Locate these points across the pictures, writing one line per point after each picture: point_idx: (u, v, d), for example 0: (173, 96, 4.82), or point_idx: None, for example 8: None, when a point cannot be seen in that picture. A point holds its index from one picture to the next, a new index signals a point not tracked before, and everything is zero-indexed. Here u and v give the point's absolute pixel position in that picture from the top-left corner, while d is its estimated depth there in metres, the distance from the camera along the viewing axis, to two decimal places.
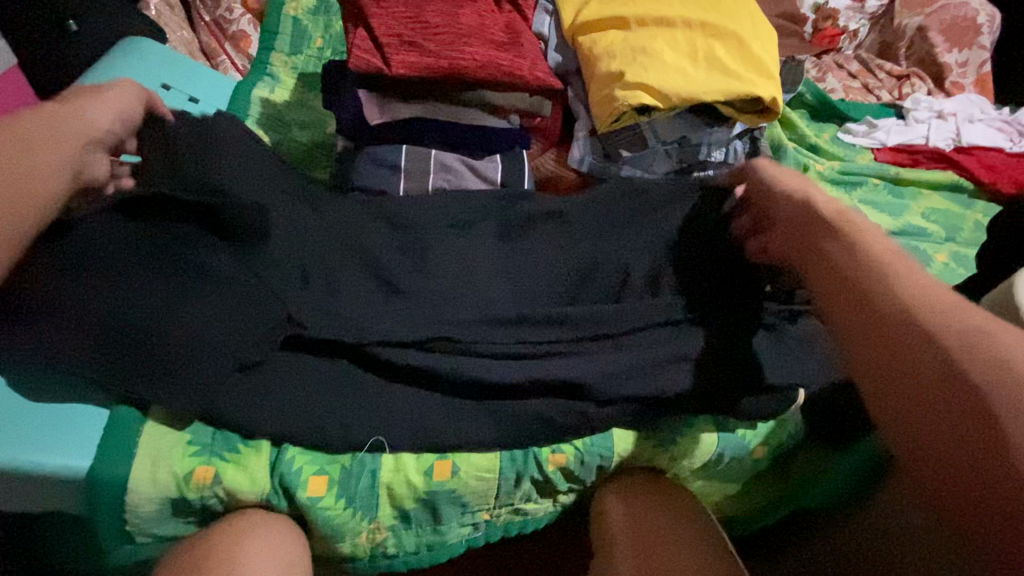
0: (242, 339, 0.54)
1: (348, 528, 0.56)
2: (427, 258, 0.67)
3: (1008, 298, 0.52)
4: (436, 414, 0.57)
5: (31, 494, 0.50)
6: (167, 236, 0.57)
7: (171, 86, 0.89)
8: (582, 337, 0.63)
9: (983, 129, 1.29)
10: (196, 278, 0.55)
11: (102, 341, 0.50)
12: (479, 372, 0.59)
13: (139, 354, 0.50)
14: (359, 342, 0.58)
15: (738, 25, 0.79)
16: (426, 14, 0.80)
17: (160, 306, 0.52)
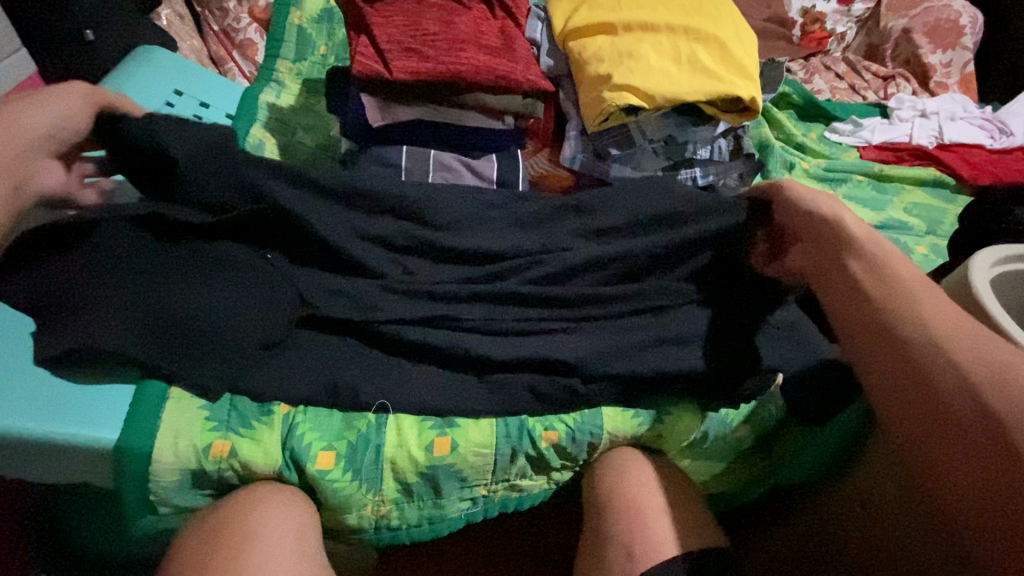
0: (258, 323, 0.59)
1: (354, 500, 0.60)
2: (437, 238, 0.69)
3: (963, 280, 0.56)
4: (435, 391, 0.62)
5: (62, 466, 0.54)
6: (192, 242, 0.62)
7: (182, 91, 0.94)
8: (573, 318, 0.68)
9: (965, 127, 1.33)
10: (219, 269, 0.61)
11: (128, 330, 0.55)
12: (475, 350, 0.64)
13: (172, 334, 0.56)
14: (366, 322, 0.63)
15: (719, 29, 0.84)
16: (424, 22, 0.85)
17: (185, 295, 0.57)
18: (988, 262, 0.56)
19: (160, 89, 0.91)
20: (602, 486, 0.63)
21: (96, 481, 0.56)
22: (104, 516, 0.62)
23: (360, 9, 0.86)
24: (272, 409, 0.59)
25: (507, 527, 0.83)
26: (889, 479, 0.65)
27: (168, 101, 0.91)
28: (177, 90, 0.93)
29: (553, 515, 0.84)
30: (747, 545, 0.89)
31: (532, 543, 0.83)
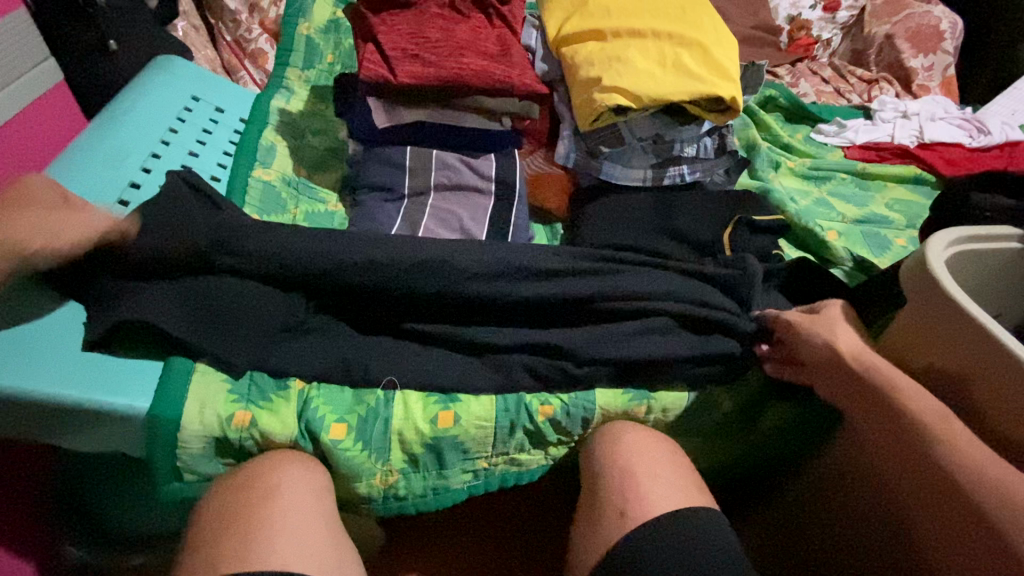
0: (281, 308, 0.65)
1: (365, 469, 0.65)
2: (443, 255, 0.68)
3: (921, 260, 0.61)
4: (438, 369, 0.67)
5: (101, 432, 0.60)
6: (212, 282, 0.64)
7: (200, 97, 1.00)
8: (567, 313, 0.72)
9: (944, 127, 1.39)
10: (237, 270, 0.65)
11: (178, 310, 0.62)
12: (475, 337, 0.69)
13: (207, 312, 0.62)
14: (384, 314, 0.69)
15: (702, 35, 0.89)
16: (426, 30, 0.91)
17: (220, 282, 0.64)
18: (945, 243, 0.61)
19: (179, 95, 0.97)
20: (595, 454, 0.68)
21: (131, 448, 0.62)
22: (135, 484, 0.68)
23: (366, 19, 0.92)
24: (289, 383, 0.64)
25: (509, 507, 0.87)
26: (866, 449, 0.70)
27: (186, 106, 0.97)
28: (195, 96, 0.99)
29: (552, 495, 0.88)
30: (737, 518, 0.94)
31: (532, 519, 0.87)
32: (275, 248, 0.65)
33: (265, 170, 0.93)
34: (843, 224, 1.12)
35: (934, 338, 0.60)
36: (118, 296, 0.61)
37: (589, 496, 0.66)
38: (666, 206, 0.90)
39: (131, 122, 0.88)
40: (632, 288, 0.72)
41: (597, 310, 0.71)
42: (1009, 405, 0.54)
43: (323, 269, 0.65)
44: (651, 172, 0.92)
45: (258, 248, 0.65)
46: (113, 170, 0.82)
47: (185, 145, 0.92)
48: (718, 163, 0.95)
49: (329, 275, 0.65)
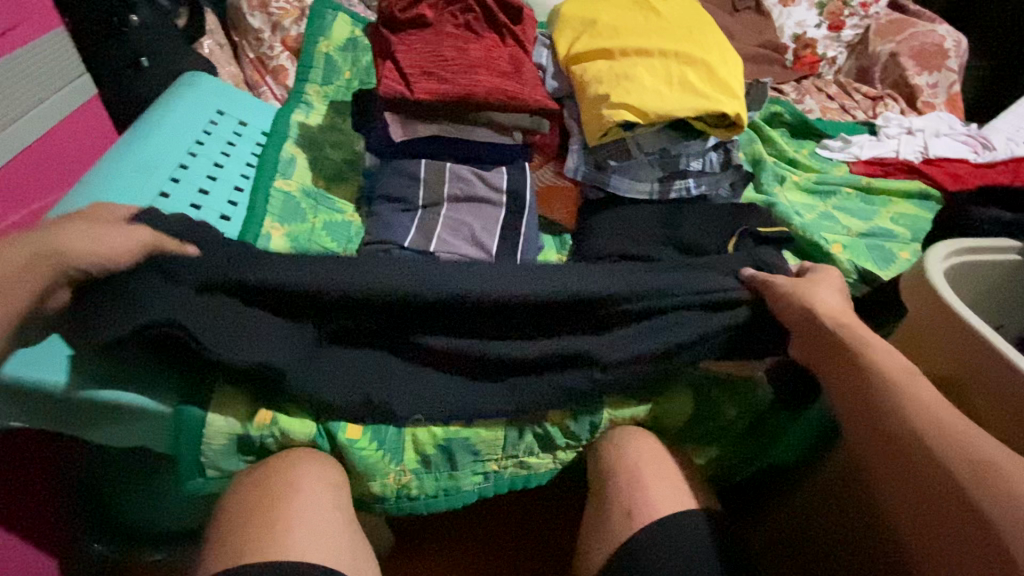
0: (292, 335, 0.65)
1: (379, 469, 0.67)
2: (450, 270, 0.68)
3: (919, 271, 0.62)
4: (450, 392, 0.68)
5: (134, 427, 0.63)
6: (234, 303, 0.63)
7: (224, 111, 1.05)
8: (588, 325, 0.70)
9: (949, 143, 1.41)
10: (253, 286, 0.64)
11: (202, 317, 0.59)
12: (492, 354, 0.68)
13: (221, 326, 0.60)
14: (406, 336, 0.69)
15: (707, 54, 0.93)
16: (441, 48, 0.95)
17: (237, 302, 0.63)
18: (943, 254, 0.63)
19: (205, 109, 1.01)
20: (604, 457, 0.70)
21: (158, 444, 0.65)
22: (154, 481, 0.71)
23: (384, 38, 0.97)
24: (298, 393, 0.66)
25: (516, 511, 0.89)
26: None
27: (212, 120, 1.02)
28: (220, 110, 1.04)
29: (562, 498, 0.90)
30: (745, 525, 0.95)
31: (542, 520, 0.88)
32: (282, 266, 0.65)
33: (285, 181, 0.97)
34: (848, 237, 1.14)
35: (930, 345, 0.62)
36: (133, 305, 0.57)
37: (596, 497, 0.68)
38: (676, 220, 0.92)
39: (161, 135, 0.93)
40: (654, 287, 0.71)
41: (609, 322, 0.70)
42: (1003, 409, 0.56)
43: (335, 282, 0.64)
44: (658, 185, 0.94)
45: (272, 269, 0.64)
46: (145, 179, 0.85)
47: (211, 156, 0.96)
48: (723, 177, 0.97)
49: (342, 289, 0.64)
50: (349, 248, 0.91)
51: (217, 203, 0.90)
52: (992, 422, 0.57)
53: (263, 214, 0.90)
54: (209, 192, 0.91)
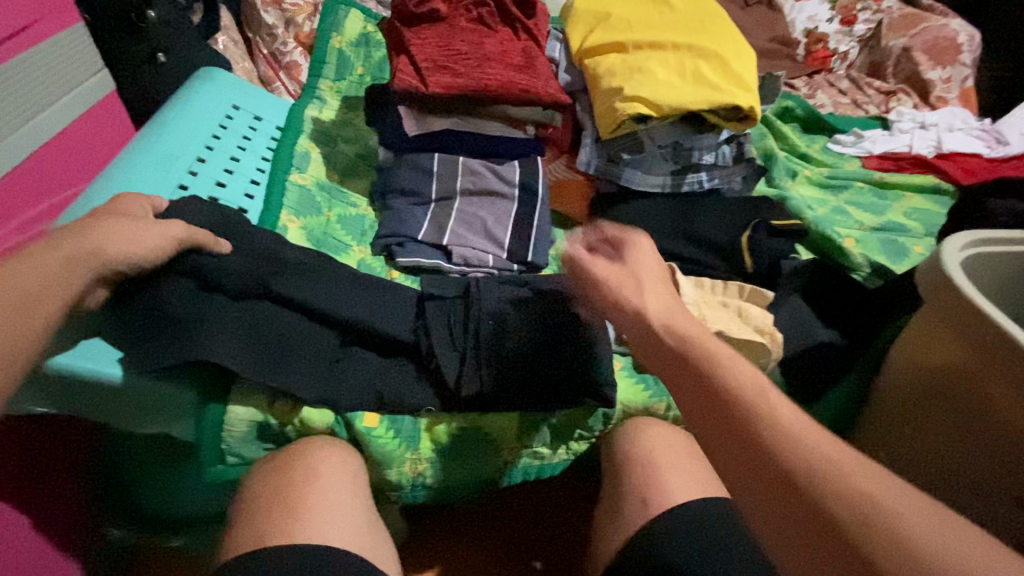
0: (321, 342, 0.67)
1: (395, 456, 0.68)
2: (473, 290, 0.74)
3: (935, 262, 0.62)
4: (467, 397, 0.69)
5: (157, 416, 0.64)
6: (263, 316, 0.65)
7: (240, 106, 1.06)
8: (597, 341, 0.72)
9: (962, 137, 1.40)
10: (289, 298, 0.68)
11: (237, 330, 0.63)
12: (510, 368, 0.68)
13: (260, 344, 0.64)
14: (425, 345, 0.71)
15: (721, 48, 0.93)
16: (455, 42, 0.95)
17: (268, 313, 0.66)
18: (960, 245, 0.63)
19: (220, 104, 1.03)
20: (619, 447, 0.71)
21: (178, 431, 0.66)
22: (172, 470, 0.72)
23: (398, 32, 0.97)
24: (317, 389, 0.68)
25: (528, 502, 0.89)
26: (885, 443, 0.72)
27: (227, 115, 1.03)
28: (235, 105, 1.05)
29: (573, 490, 0.90)
30: None
31: (554, 511, 0.89)
32: (323, 283, 0.70)
33: (300, 174, 0.98)
34: (860, 232, 1.14)
35: (945, 335, 0.62)
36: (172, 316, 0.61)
37: (610, 486, 0.69)
38: (688, 213, 0.92)
39: (177, 129, 0.94)
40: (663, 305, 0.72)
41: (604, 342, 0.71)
42: (1021, 396, 0.55)
43: (367, 303, 0.70)
44: (670, 178, 0.95)
45: (314, 281, 0.70)
46: (163, 173, 0.87)
47: (227, 151, 0.97)
48: (735, 171, 0.98)
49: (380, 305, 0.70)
50: (363, 242, 0.92)
51: (233, 197, 0.92)
52: (1010, 410, 0.57)
53: (279, 207, 0.90)
54: (226, 185, 0.92)
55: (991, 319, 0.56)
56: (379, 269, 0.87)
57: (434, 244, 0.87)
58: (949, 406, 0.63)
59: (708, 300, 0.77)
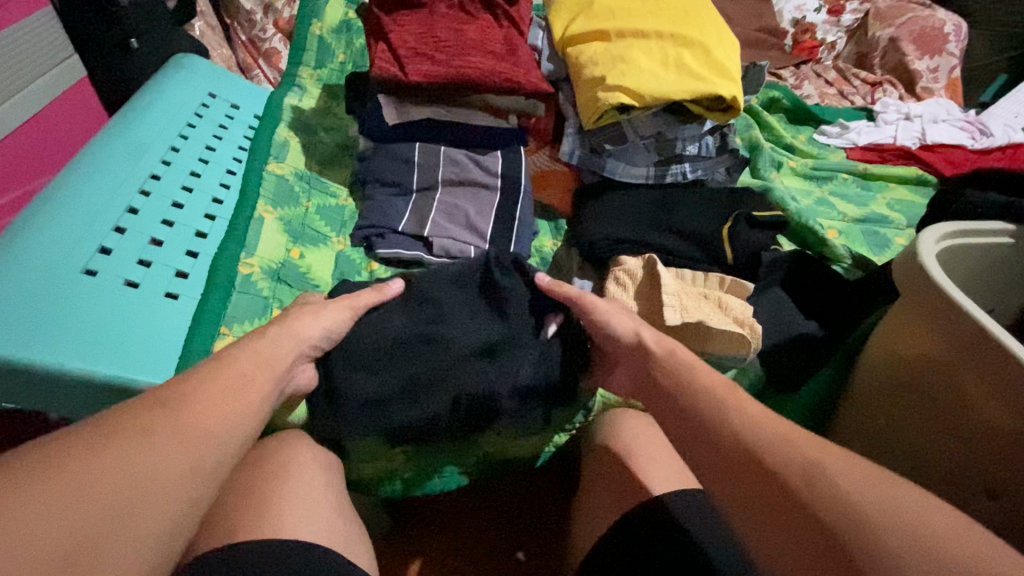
0: (350, 366, 0.66)
1: (372, 450, 0.68)
2: (408, 309, 0.70)
3: (913, 253, 0.62)
4: (409, 417, 0.66)
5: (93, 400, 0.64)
6: (365, 332, 0.68)
7: (216, 94, 1.04)
8: (530, 357, 0.69)
9: (946, 129, 1.41)
10: (373, 322, 0.69)
11: (359, 350, 0.67)
12: (447, 390, 0.65)
13: (362, 364, 0.66)
14: (355, 367, 0.66)
15: (704, 36, 0.91)
16: (435, 29, 0.93)
17: (367, 331, 0.68)
18: (937, 236, 0.63)
19: (197, 91, 1.01)
20: (598, 438, 0.71)
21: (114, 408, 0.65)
22: None
23: (377, 18, 0.95)
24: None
25: (510, 496, 0.90)
26: (863, 433, 0.73)
27: (203, 103, 1.00)
28: (212, 93, 1.03)
29: (556, 481, 0.90)
30: None
31: (537, 501, 0.89)
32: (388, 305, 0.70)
33: (278, 164, 0.96)
34: (844, 223, 1.13)
35: (919, 325, 0.62)
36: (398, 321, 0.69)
37: (590, 477, 0.69)
38: (672, 203, 0.92)
39: (153, 116, 0.91)
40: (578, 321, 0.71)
41: (538, 352, 0.69)
42: (990, 383, 0.56)
43: (367, 332, 0.68)
44: (654, 170, 0.95)
45: (388, 308, 0.70)
46: (133, 163, 0.83)
47: (202, 140, 0.94)
48: (718, 161, 0.98)
49: (368, 331, 0.68)
50: (343, 233, 0.91)
51: (209, 187, 0.89)
52: (978, 396, 0.57)
53: (256, 198, 0.88)
54: (201, 175, 0.90)
55: (964, 310, 0.56)
56: (355, 263, 0.86)
57: (410, 234, 0.86)
58: (925, 398, 0.64)
59: (688, 292, 0.77)
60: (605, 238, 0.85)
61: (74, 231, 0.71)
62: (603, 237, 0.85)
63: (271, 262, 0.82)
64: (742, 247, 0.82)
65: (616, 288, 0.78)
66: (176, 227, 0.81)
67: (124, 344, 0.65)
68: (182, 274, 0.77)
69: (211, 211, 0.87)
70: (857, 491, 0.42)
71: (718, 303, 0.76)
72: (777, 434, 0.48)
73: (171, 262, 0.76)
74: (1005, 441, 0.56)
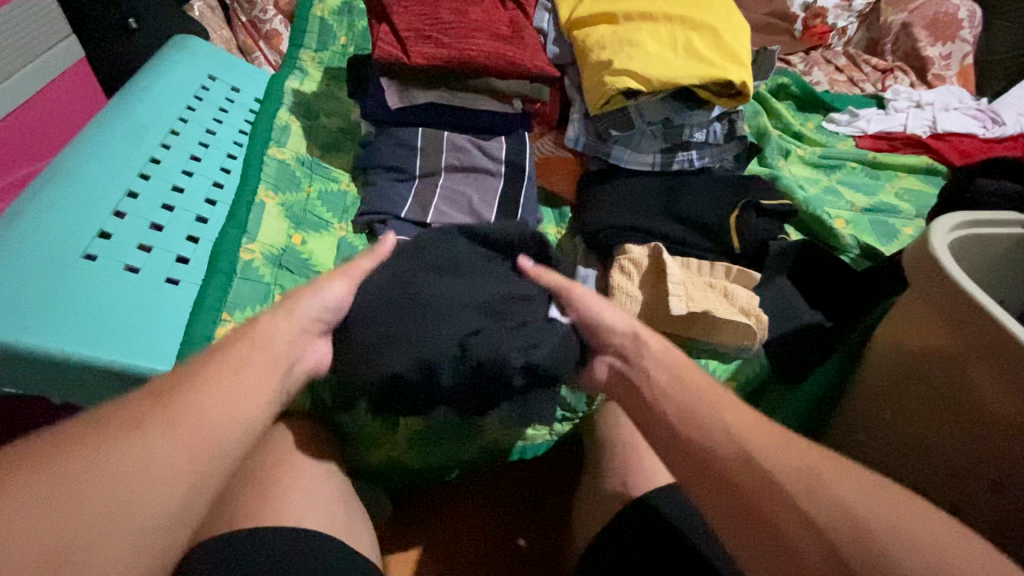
0: (355, 315, 0.61)
1: (375, 436, 0.68)
2: (427, 262, 0.65)
3: (925, 244, 0.61)
4: (404, 385, 0.60)
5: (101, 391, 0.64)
6: (378, 281, 0.63)
7: (216, 77, 1.02)
8: (543, 335, 0.63)
9: (958, 117, 1.38)
10: (389, 270, 0.65)
11: (369, 297, 0.62)
12: (448, 356, 0.59)
13: (368, 313, 0.61)
14: (361, 314, 0.61)
15: (714, 19, 0.88)
16: (439, 11, 0.91)
17: (382, 279, 0.64)
18: (951, 226, 0.62)
19: (197, 74, 0.99)
20: (601, 428, 0.71)
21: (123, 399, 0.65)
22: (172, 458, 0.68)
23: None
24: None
25: (511, 483, 0.90)
26: (867, 424, 0.73)
27: (203, 85, 0.99)
28: (211, 76, 1.01)
29: (557, 469, 0.91)
30: None
31: (537, 488, 0.90)
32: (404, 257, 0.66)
33: (280, 148, 0.95)
34: (851, 213, 1.12)
35: (929, 318, 0.61)
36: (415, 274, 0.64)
37: (592, 467, 0.69)
38: (679, 190, 0.91)
39: (152, 99, 0.90)
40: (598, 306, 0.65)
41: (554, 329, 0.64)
42: (1001, 378, 0.55)
43: (380, 282, 0.63)
44: (660, 156, 0.93)
45: (402, 259, 0.66)
46: (132, 147, 0.82)
47: (203, 123, 0.93)
48: (726, 149, 0.97)
49: (382, 280, 0.63)
50: (345, 219, 0.90)
51: (210, 171, 0.88)
52: (991, 394, 0.56)
53: (257, 182, 0.87)
54: (201, 160, 0.88)
55: (976, 304, 0.55)
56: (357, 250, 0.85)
57: (413, 221, 0.84)
58: (933, 391, 0.63)
59: (694, 281, 0.76)
60: (613, 227, 0.83)
61: (75, 215, 0.71)
62: (611, 226, 0.83)
63: (273, 248, 0.81)
64: (750, 237, 0.81)
65: (621, 276, 0.77)
66: (177, 212, 0.80)
67: (126, 331, 0.64)
68: (184, 260, 0.76)
69: (212, 196, 0.85)
70: (851, 498, 0.43)
71: (723, 294, 0.75)
72: (767, 434, 0.50)
73: (172, 248, 0.76)
74: (1012, 436, 0.55)
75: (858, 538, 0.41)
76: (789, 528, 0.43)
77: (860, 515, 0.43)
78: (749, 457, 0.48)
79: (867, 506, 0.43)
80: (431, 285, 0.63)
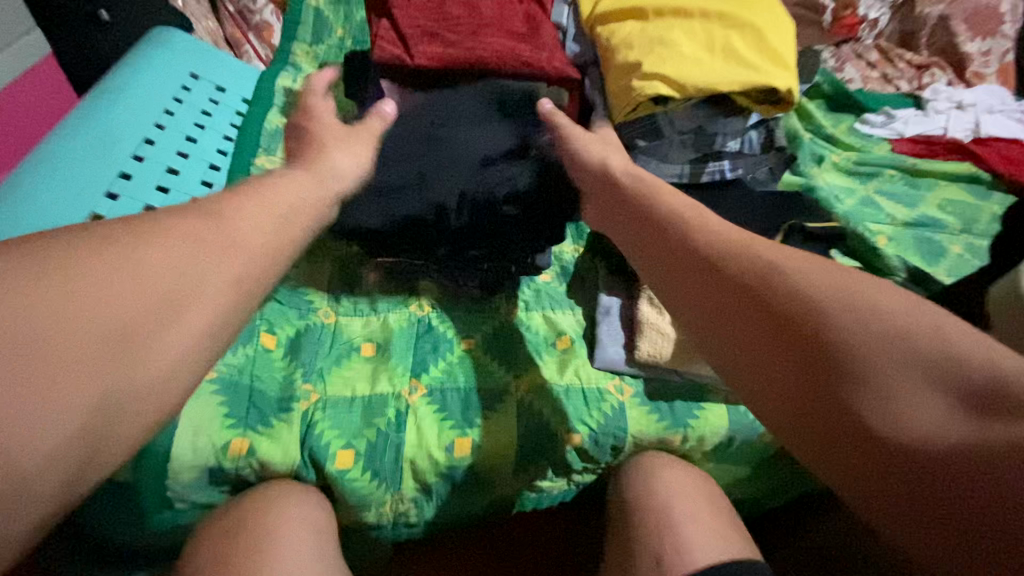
0: (379, 173, 0.71)
1: (373, 499, 0.59)
2: (441, 123, 0.75)
3: None
4: (418, 234, 0.70)
5: None
6: (408, 123, 0.75)
7: (199, 75, 0.92)
8: (540, 196, 0.73)
9: (1002, 120, 1.29)
10: (413, 119, 0.75)
11: (395, 147, 0.73)
12: (455, 212, 0.70)
13: (395, 155, 0.72)
14: (380, 178, 0.70)
15: (756, 15, 0.78)
16: (447, 4, 0.81)
17: (406, 122, 0.75)
18: None
19: (178, 71, 0.89)
20: (630, 488, 0.62)
21: None
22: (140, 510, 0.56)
23: None
24: (307, 389, 0.62)
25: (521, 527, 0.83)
26: None
27: (185, 84, 0.89)
28: (194, 74, 0.91)
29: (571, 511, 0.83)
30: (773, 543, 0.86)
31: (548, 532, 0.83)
32: (422, 107, 0.76)
33: (269, 158, 0.86)
34: (893, 227, 1.03)
35: None
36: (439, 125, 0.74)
37: (618, 532, 0.61)
38: (713, 205, 0.81)
39: (125, 101, 0.80)
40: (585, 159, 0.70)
41: (561, 177, 0.74)
42: None
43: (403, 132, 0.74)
44: (689, 168, 0.84)
45: (408, 132, 0.74)
46: (100, 159, 0.73)
47: (183, 129, 0.83)
48: (762, 159, 0.87)
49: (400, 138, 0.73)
50: None
51: (189, 185, 0.78)
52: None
53: None
54: (180, 172, 0.79)
55: None
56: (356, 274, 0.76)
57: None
58: None
59: None
60: None
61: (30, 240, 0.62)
62: None
63: None
64: None
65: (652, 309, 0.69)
66: None
67: None
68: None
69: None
70: None
71: None
72: (799, 309, 0.40)
73: None
74: None
75: (948, 427, 0.32)
76: (855, 417, 0.35)
77: (932, 390, 0.34)
78: (770, 336, 0.40)
79: (937, 382, 0.34)
80: (454, 142, 0.73)
